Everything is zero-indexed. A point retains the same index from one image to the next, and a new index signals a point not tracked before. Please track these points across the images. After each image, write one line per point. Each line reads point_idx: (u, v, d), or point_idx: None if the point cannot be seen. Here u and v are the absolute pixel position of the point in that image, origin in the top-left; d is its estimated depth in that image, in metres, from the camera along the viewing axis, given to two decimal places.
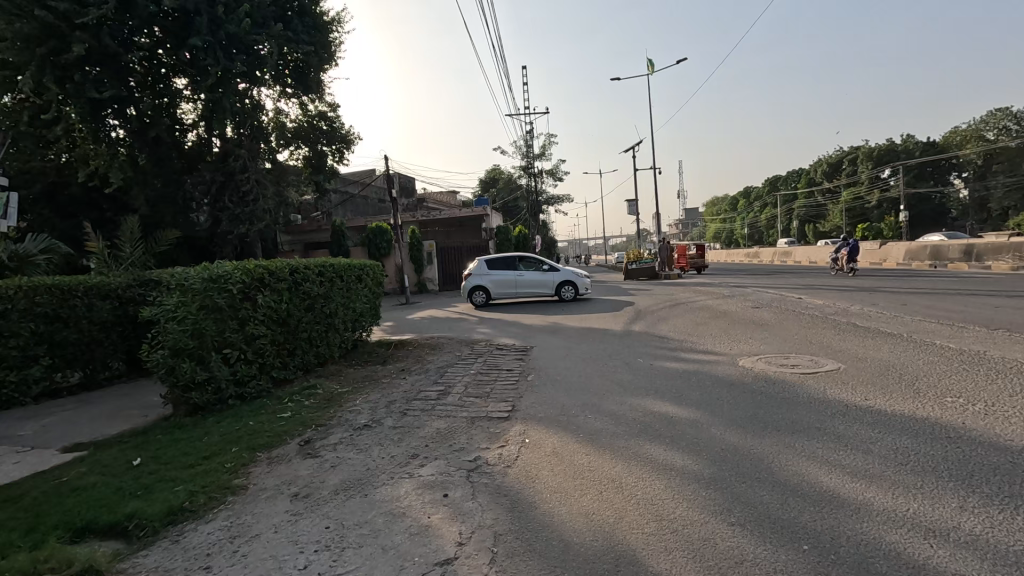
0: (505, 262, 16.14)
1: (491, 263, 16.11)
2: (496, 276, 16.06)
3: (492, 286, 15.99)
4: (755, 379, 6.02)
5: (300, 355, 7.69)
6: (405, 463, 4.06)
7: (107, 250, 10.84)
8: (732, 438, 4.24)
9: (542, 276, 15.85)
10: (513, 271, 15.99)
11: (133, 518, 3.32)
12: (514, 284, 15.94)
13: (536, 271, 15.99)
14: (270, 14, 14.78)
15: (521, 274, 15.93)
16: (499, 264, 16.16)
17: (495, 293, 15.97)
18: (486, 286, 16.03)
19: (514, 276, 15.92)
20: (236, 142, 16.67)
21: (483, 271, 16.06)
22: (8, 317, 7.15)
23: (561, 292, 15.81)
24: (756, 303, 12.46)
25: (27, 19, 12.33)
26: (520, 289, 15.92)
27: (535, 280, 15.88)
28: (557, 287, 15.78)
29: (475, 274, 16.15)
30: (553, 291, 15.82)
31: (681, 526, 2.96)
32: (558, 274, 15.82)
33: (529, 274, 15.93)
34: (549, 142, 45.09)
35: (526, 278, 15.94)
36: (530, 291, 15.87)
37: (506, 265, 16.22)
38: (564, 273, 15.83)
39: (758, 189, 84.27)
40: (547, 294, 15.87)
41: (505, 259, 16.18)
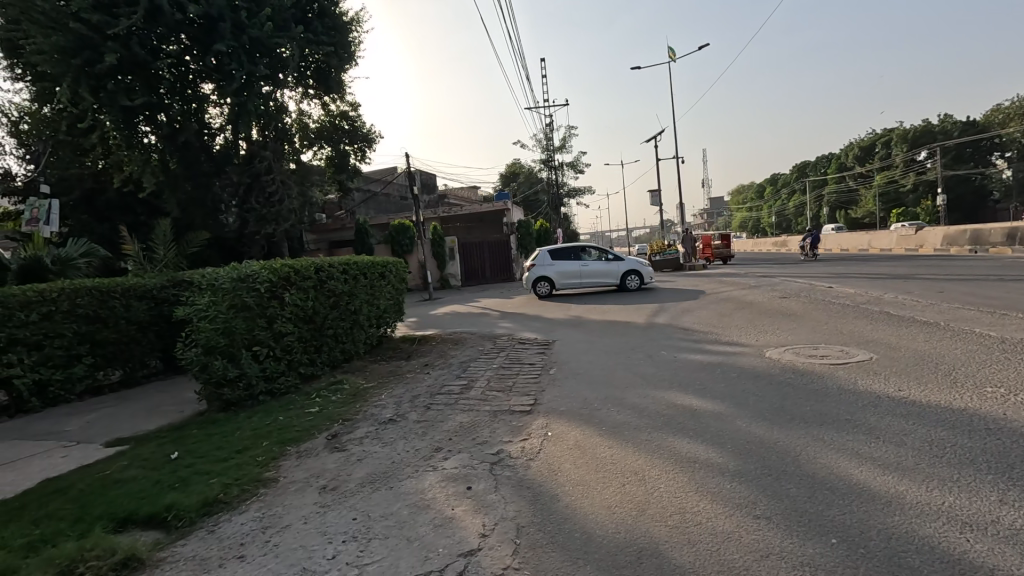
0: (568, 252, 16.23)
1: (554, 253, 16.20)
2: (560, 266, 16.14)
3: (556, 276, 16.10)
4: (783, 371, 5.90)
5: (327, 352, 7.86)
6: (429, 457, 4.12)
7: (141, 252, 11.26)
8: (759, 431, 4.18)
9: (607, 265, 15.84)
10: (576, 261, 16.07)
11: (171, 509, 3.46)
12: (579, 274, 16.01)
13: (600, 260, 16.00)
14: (291, 16, 15.02)
15: (585, 264, 15.99)
16: (563, 255, 16.23)
17: (559, 283, 16.07)
18: (549, 276, 16.14)
19: (578, 266, 15.99)
20: (261, 144, 17.06)
21: (546, 261, 16.16)
22: (52, 319, 7.49)
23: (626, 282, 15.75)
24: (784, 292, 12.18)
25: (62, 31, 12.82)
26: (584, 279, 15.97)
27: (599, 270, 15.92)
28: (623, 277, 15.73)
29: (538, 264, 16.26)
30: (619, 281, 15.78)
31: (705, 519, 2.93)
32: (624, 263, 15.75)
33: (592, 264, 15.96)
34: (570, 135, 44.76)
35: (590, 268, 15.98)
36: (594, 281, 15.90)
37: (569, 255, 16.29)
38: (629, 262, 15.72)
39: (785, 176, 82.04)
40: (611, 283, 15.85)
41: (569, 250, 16.24)
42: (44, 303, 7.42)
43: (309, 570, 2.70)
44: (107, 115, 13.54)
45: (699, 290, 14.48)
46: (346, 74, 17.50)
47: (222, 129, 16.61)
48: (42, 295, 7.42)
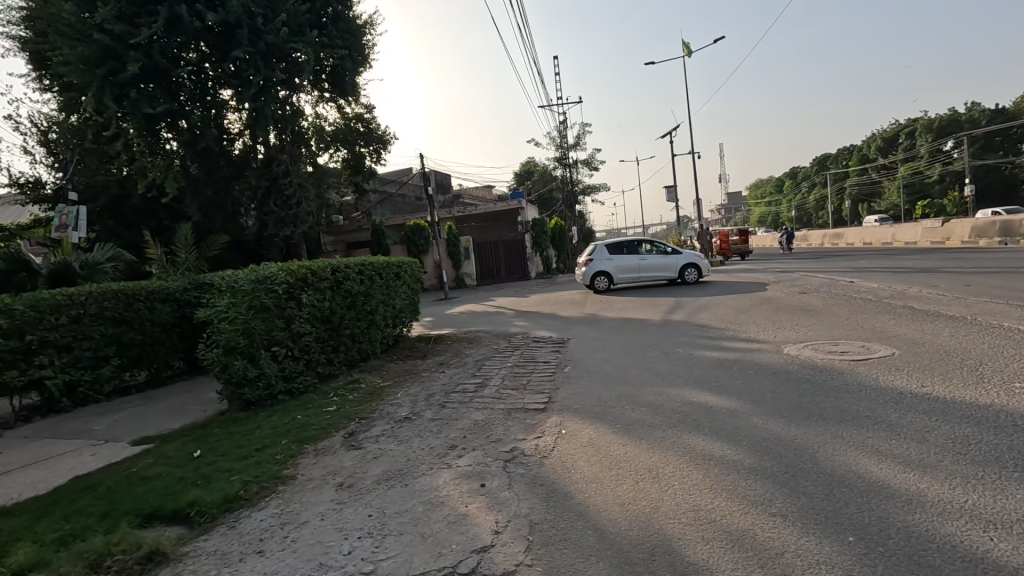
0: (624, 246, 16.04)
1: (612, 247, 15.98)
2: (617, 260, 15.93)
3: (615, 271, 15.87)
4: (801, 367, 5.81)
5: (344, 351, 7.98)
6: (444, 454, 4.16)
7: (165, 256, 11.56)
8: (776, 428, 4.12)
9: (665, 259, 15.80)
10: (633, 256, 15.92)
11: (193, 505, 3.56)
12: (638, 268, 15.86)
13: (658, 254, 15.90)
14: (306, 21, 15.23)
15: (643, 257, 15.86)
16: (619, 249, 16.04)
17: (618, 277, 15.83)
18: (607, 271, 15.89)
19: (637, 260, 15.84)
20: (279, 148, 17.35)
21: (604, 256, 15.92)
22: (81, 321, 7.73)
23: (685, 276, 15.76)
24: (804, 288, 11.98)
25: (87, 42, 13.21)
26: (643, 273, 15.84)
27: (657, 264, 15.82)
28: (681, 271, 15.75)
29: (596, 259, 15.98)
30: (678, 274, 15.76)
31: (719, 516, 2.91)
32: (683, 257, 15.73)
33: (651, 258, 15.84)
34: (584, 132, 44.55)
35: (648, 262, 15.85)
36: (653, 275, 15.78)
37: (625, 249, 16.12)
38: (687, 256, 15.75)
39: (805, 169, 80.46)
40: (669, 277, 15.81)
41: (625, 244, 16.06)
42: (73, 306, 7.68)
43: (326, 565, 2.75)
44: (131, 122, 13.91)
45: (716, 287, 14.31)
46: (360, 77, 17.68)
47: (241, 134, 16.93)
48: (71, 298, 7.67)
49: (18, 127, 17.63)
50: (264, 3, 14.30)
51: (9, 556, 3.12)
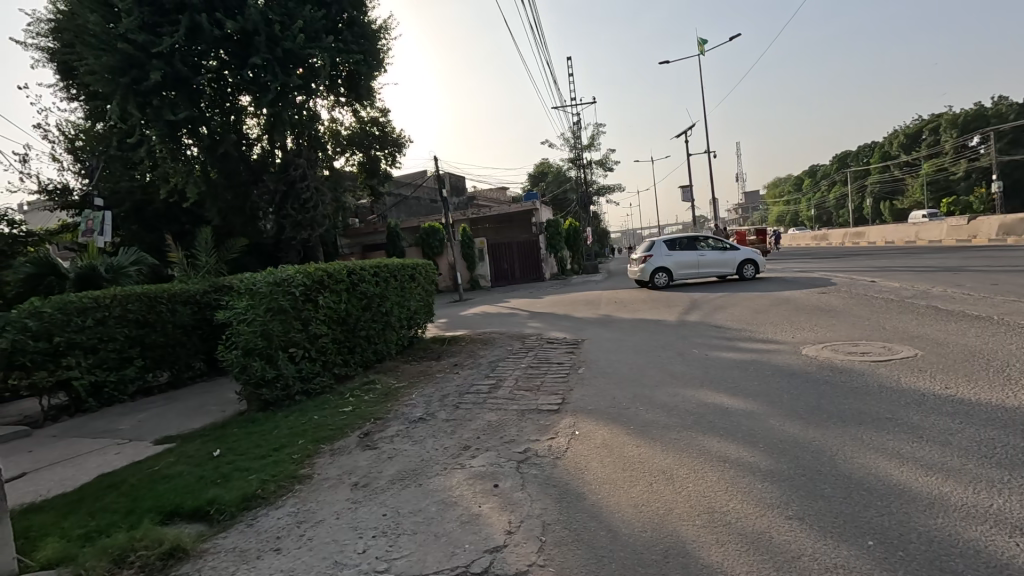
0: (683, 242, 15.95)
1: (670, 243, 15.89)
2: (676, 256, 15.86)
3: (674, 267, 15.81)
4: (820, 368, 5.71)
5: (359, 352, 8.07)
6: (458, 455, 4.19)
7: (186, 260, 11.82)
8: (793, 430, 4.06)
9: (724, 255, 15.67)
10: (692, 252, 15.82)
11: (213, 503, 3.63)
12: (697, 264, 15.75)
13: (716, 250, 15.80)
14: (322, 27, 15.47)
15: (702, 253, 15.76)
16: (677, 244, 15.95)
17: (677, 273, 15.78)
18: (666, 267, 15.84)
19: (696, 256, 15.73)
20: (296, 152, 17.63)
21: (662, 252, 15.85)
22: (106, 323, 7.95)
23: (744, 271, 15.68)
24: (823, 288, 11.79)
25: (112, 52, 13.57)
26: (702, 269, 15.73)
27: (716, 259, 15.70)
28: (739, 267, 15.63)
29: (655, 255, 15.90)
30: (736, 270, 15.66)
31: (735, 519, 2.88)
32: (741, 252, 15.62)
33: (710, 253, 15.73)
34: (598, 132, 44.38)
35: (707, 257, 15.73)
36: (712, 271, 15.69)
37: (684, 245, 16.02)
38: (746, 251, 15.63)
39: (825, 167, 79.09)
40: (728, 273, 15.68)
41: (684, 240, 15.95)
42: (99, 309, 7.89)
43: (340, 564, 2.78)
44: (153, 129, 14.25)
45: (733, 287, 14.15)
46: (375, 81, 17.86)
47: (259, 138, 17.23)
48: (96, 301, 7.88)
49: (46, 136, 18.19)
50: (281, 10, 14.52)
51: (38, 551, 3.22)
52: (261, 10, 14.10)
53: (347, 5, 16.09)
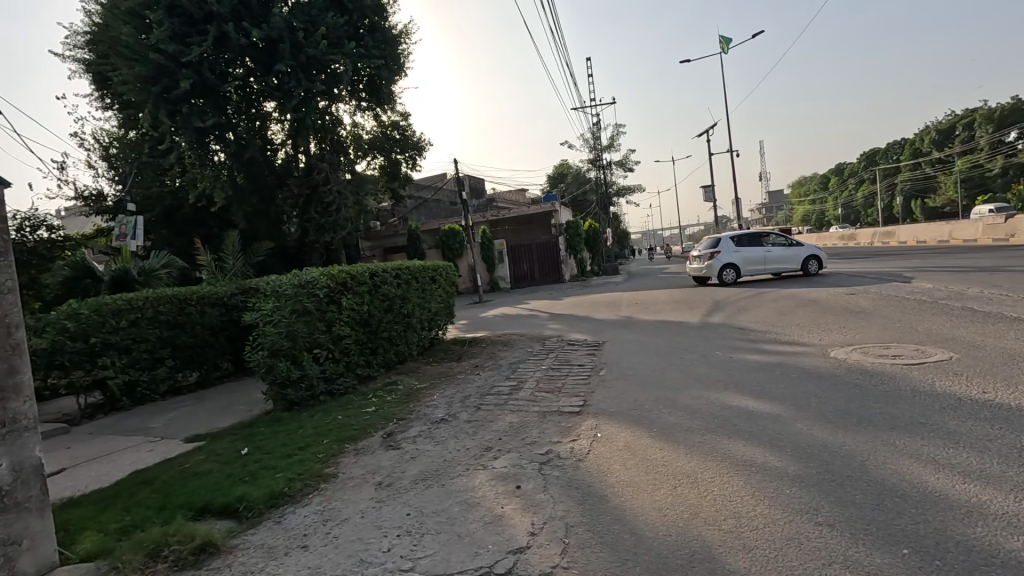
0: (749, 238, 15.81)
1: (737, 239, 15.73)
2: (743, 252, 15.68)
3: (742, 263, 15.63)
4: (850, 371, 5.57)
5: (381, 354, 8.16)
6: (480, 456, 4.21)
7: (214, 263, 12.12)
8: (822, 434, 3.97)
9: (790, 251, 15.53)
10: (759, 248, 15.65)
11: (242, 501, 3.71)
12: (764, 260, 15.57)
13: (782, 246, 15.68)
14: (344, 33, 15.73)
15: (768, 249, 15.61)
16: (743, 240, 15.80)
17: (745, 270, 15.61)
18: (734, 263, 15.66)
19: (763, 252, 15.58)
20: (319, 156, 17.95)
21: (730, 248, 15.67)
22: (139, 324, 8.20)
23: (810, 267, 15.57)
24: (850, 289, 11.50)
25: (144, 62, 14.00)
26: (770, 265, 15.55)
27: (782, 255, 15.54)
28: (805, 262, 15.49)
29: (722, 252, 15.70)
30: (804, 267, 15.53)
31: (762, 524, 2.82)
32: (808, 248, 15.50)
33: (777, 249, 15.59)
34: (618, 133, 44.10)
35: (774, 254, 15.57)
36: (778, 267, 15.53)
37: (749, 241, 15.91)
38: (810, 248, 15.55)
39: (852, 165, 77.11)
40: (794, 269, 15.53)
41: (749, 236, 15.82)
42: (132, 311, 8.13)
43: (367, 561, 2.82)
44: (183, 136, 14.68)
45: (758, 288, 13.89)
46: (396, 85, 18.08)
47: (283, 144, 17.56)
48: (130, 303, 8.13)
49: (82, 143, 18.87)
50: (305, 18, 14.97)
51: (78, 544, 3.34)
52: (286, 18, 14.46)
53: (369, 11, 16.34)
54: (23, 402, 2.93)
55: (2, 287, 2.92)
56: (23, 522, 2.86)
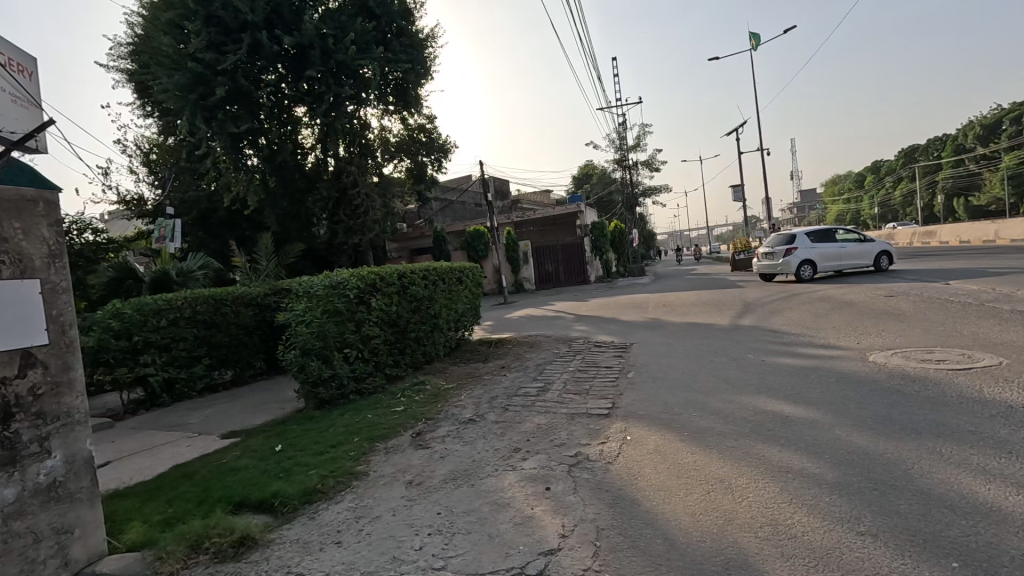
0: (822, 234, 15.57)
1: (813, 235, 15.45)
2: (818, 248, 15.41)
3: (818, 259, 15.37)
4: (890, 376, 5.37)
5: (409, 354, 8.25)
6: (508, 457, 4.22)
7: (249, 264, 12.47)
8: (862, 441, 3.84)
9: (863, 246, 15.48)
10: (833, 243, 15.44)
11: (277, 496, 3.80)
12: (839, 256, 15.40)
13: (854, 241, 15.61)
14: (372, 39, 16.01)
15: (843, 245, 15.44)
16: (817, 236, 15.54)
17: (822, 266, 15.36)
18: (811, 259, 15.35)
19: (839, 248, 15.39)
20: (347, 160, 18.29)
21: (807, 244, 15.37)
22: (177, 324, 8.49)
23: (881, 262, 15.61)
24: (888, 291, 11.12)
25: (182, 70, 14.49)
26: (845, 261, 15.41)
27: (855, 251, 15.46)
28: (877, 258, 15.50)
29: (798, 248, 15.36)
30: (876, 262, 15.52)
31: (800, 532, 2.75)
32: (880, 243, 15.52)
33: (851, 245, 15.46)
34: (644, 133, 43.68)
35: (848, 250, 15.43)
36: (854, 263, 15.42)
37: (822, 237, 15.67)
38: (880, 243, 15.59)
39: (889, 163, 74.45)
40: (867, 265, 15.52)
41: (822, 231, 15.60)
42: (172, 310, 8.44)
43: (399, 559, 2.85)
44: (218, 142, 15.16)
45: (791, 290, 13.54)
46: (423, 89, 18.31)
47: (313, 148, 17.96)
48: (170, 303, 8.44)
49: (124, 149, 19.69)
50: (335, 24, 15.34)
51: (124, 535, 3.48)
52: (317, 25, 14.83)
53: (396, 16, 16.59)
54: (76, 397, 3.06)
55: (57, 287, 3.05)
56: (74, 512, 2.99)
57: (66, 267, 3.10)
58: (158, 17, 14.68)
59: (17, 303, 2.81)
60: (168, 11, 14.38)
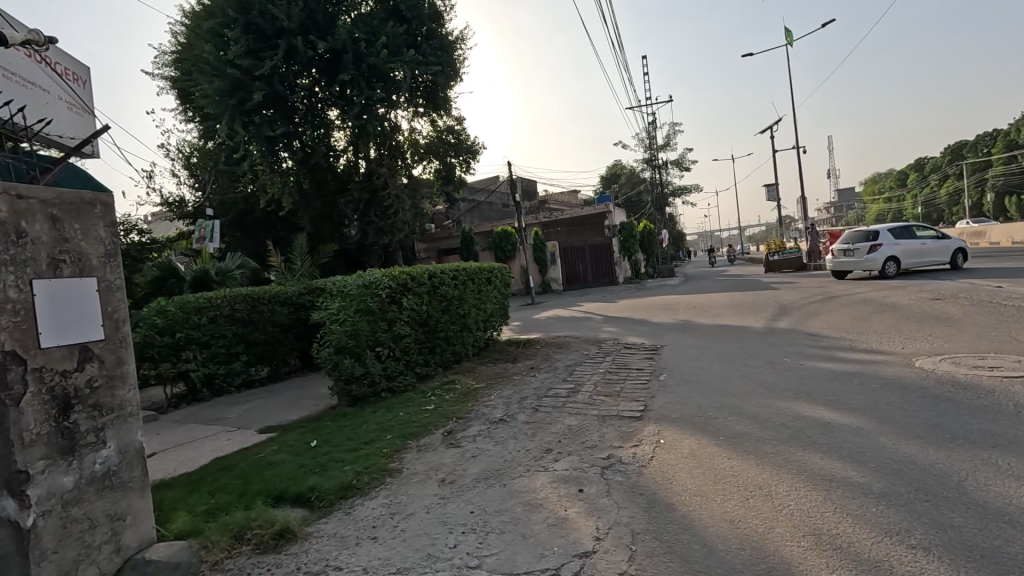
0: (902, 230, 15.19)
1: (896, 231, 15.02)
2: (902, 244, 14.98)
3: (902, 255, 14.94)
4: (939, 383, 5.14)
5: (439, 353, 8.33)
6: (539, 457, 4.21)
7: (284, 264, 12.81)
8: (909, 449, 3.69)
9: (941, 243, 15.24)
10: (914, 240, 15.09)
11: (314, 491, 3.89)
12: (921, 252, 15.05)
13: (930, 238, 15.35)
14: (403, 42, 16.26)
15: (924, 241, 15.11)
16: (898, 232, 15.14)
17: (906, 262, 14.95)
18: (895, 255, 14.90)
19: (922, 244, 15.02)
20: (378, 161, 18.58)
21: (891, 240, 14.89)
22: (217, 321, 8.80)
23: (957, 260, 15.45)
24: (934, 293, 10.65)
25: (222, 76, 14.98)
26: (926, 257, 15.08)
27: (935, 248, 15.21)
28: (954, 255, 15.32)
29: (883, 244, 14.87)
30: (953, 260, 15.33)
31: (846, 543, 2.66)
32: (955, 241, 15.40)
33: (930, 241, 15.16)
34: (674, 132, 43.00)
35: (928, 246, 15.14)
36: (935, 259, 15.14)
37: (901, 233, 15.26)
38: (955, 241, 15.44)
39: (935, 160, 71.20)
40: (943, 262, 15.32)
41: (902, 227, 15.20)
42: (212, 308, 8.74)
43: (434, 556, 2.88)
44: (255, 145, 15.62)
45: (829, 292, 13.09)
46: (452, 90, 18.47)
47: (345, 150, 18.31)
48: (210, 301, 8.74)
49: (167, 153, 20.54)
50: (367, 28, 15.63)
51: (171, 523, 3.62)
52: (350, 29, 15.15)
53: (426, 19, 16.78)
54: (128, 390, 3.21)
55: (111, 285, 3.20)
56: (126, 500, 3.13)
57: (120, 267, 3.25)
58: (200, 26, 15.23)
59: (76, 300, 2.96)
60: (209, 20, 14.88)
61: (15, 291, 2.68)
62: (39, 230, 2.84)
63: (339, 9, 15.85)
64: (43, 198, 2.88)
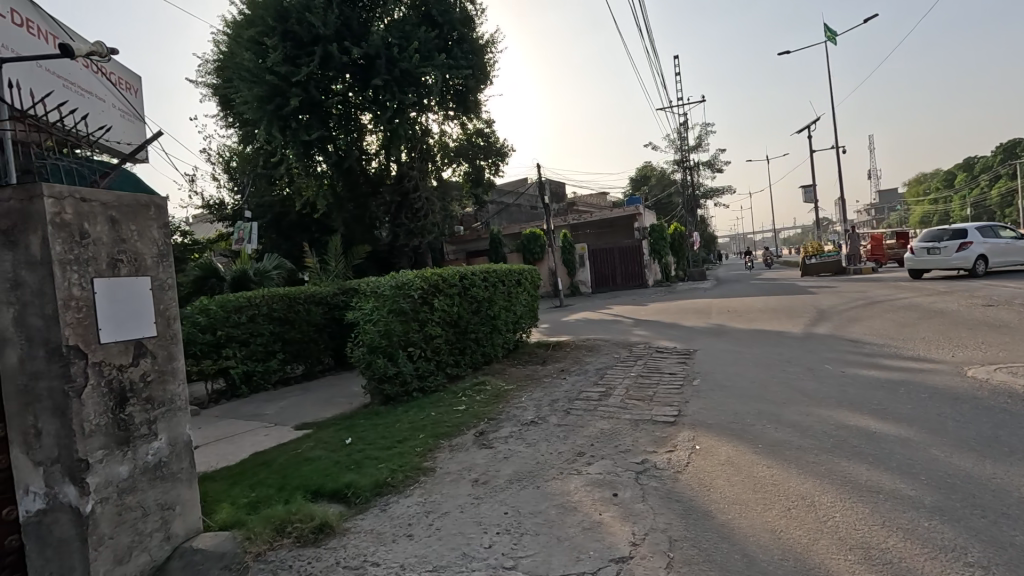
0: (985, 230, 15.22)
1: (983, 230, 15.04)
2: (988, 243, 15.01)
3: (990, 254, 14.97)
4: (994, 393, 4.89)
5: (469, 354, 8.39)
6: (572, 460, 4.19)
7: (319, 265, 13.14)
8: (963, 463, 3.52)
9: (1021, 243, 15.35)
10: (998, 239, 15.15)
11: (350, 487, 3.97)
12: (1006, 252, 15.11)
13: (1011, 238, 15.47)
14: (434, 46, 16.50)
15: (1007, 241, 15.19)
16: (984, 231, 15.16)
17: (994, 262, 14.98)
18: (983, 254, 14.91)
19: (1007, 244, 15.10)
20: (409, 164, 18.84)
21: (981, 238, 14.90)
22: (256, 320, 9.08)
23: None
24: (986, 299, 10.13)
25: (261, 83, 15.44)
26: (1011, 257, 15.14)
27: (1016, 247, 15.30)
28: None
29: (972, 243, 14.86)
30: None
31: (896, 558, 2.55)
32: None
33: (1013, 241, 15.28)
34: (706, 132, 42.24)
35: (1011, 246, 15.23)
36: (1018, 259, 15.23)
37: (985, 232, 15.27)
38: None
39: (985, 159, 67.78)
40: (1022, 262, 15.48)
41: (987, 227, 15.22)
42: (251, 307, 9.02)
43: (469, 556, 2.90)
44: (291, 149, 16.07)
45: (871, 297, 12.62)
46: (482, 94, 18.62)
47: (377, 154, 18.64)
48: (249, 300, 9.02)
49: (209, 158, 21.36)
50: (399, 34, 15.93)
51: (215, 514, 3.75)
52: (383, 35, 15.47)
53: (457, 24, 16.98)
54: (179, 384, 3.35)
55: (164, 283, 3.35)
56: (175, 490, 3.27)
57: (172, 266, 3.39)
58: (241, 35, 15.76)
59: (132, 298, 3.10)
60: (249, 29, 15.38)
61: (79, 289, 2.84)
62: (101, 231, 2.99)
63: (373, 15, 16.18)
64: (103, 200, 3.02)
